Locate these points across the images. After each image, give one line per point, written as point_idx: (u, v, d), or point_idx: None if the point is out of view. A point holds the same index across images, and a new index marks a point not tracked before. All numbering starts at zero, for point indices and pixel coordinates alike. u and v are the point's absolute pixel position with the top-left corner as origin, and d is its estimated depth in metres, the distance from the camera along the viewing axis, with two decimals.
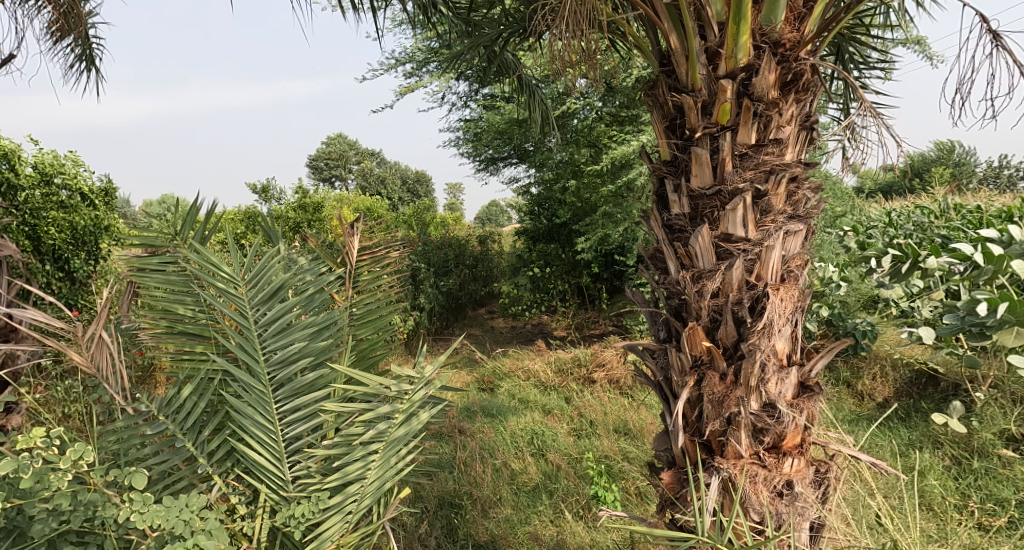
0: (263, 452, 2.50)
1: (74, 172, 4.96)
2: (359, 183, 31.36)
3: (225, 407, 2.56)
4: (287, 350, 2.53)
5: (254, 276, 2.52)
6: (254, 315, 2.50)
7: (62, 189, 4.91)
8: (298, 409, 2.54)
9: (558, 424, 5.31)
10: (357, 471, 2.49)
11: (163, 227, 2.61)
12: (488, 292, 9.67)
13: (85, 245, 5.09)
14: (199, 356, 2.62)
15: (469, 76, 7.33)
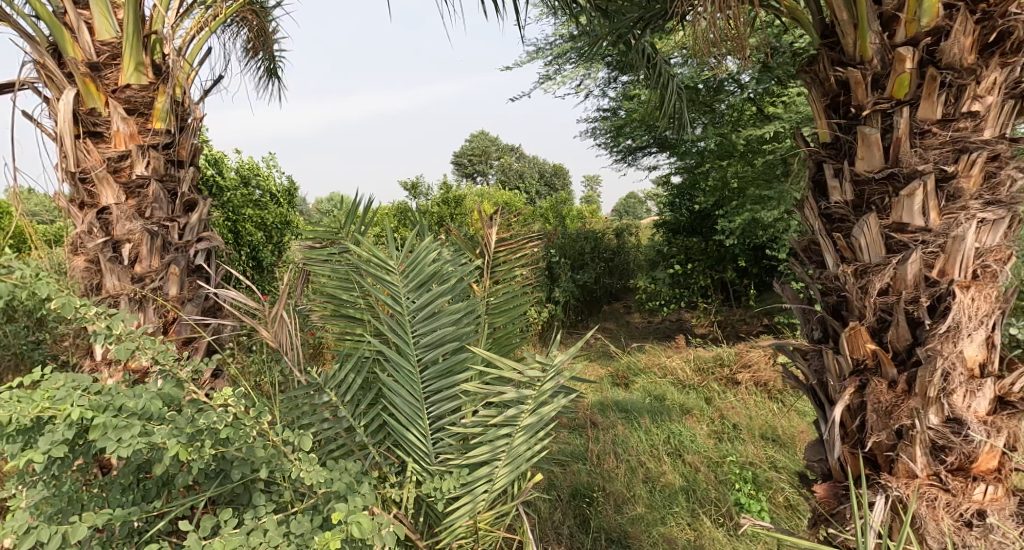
0: (410, 428, 2.60)
1: (264, 174, 5.48)
2: (499, 178, 32.05)
3: (378, 384, 2.71)
4: (436, 334, 2.56)
5: (411, 268, 2.53)
6: (407, 301, 2.54)
7: (256, 189, 5.44)
8: (441, 389, 2.61)
9: (697, 425, 5.05)
10: (487, 454, 2.49)
11: (330, 222, 2.76)
12: (624, 286, 9.45)
13: (272, 239, 5.58)
14: (357, 336, 2.82)
15: (610, 64, 7.16)
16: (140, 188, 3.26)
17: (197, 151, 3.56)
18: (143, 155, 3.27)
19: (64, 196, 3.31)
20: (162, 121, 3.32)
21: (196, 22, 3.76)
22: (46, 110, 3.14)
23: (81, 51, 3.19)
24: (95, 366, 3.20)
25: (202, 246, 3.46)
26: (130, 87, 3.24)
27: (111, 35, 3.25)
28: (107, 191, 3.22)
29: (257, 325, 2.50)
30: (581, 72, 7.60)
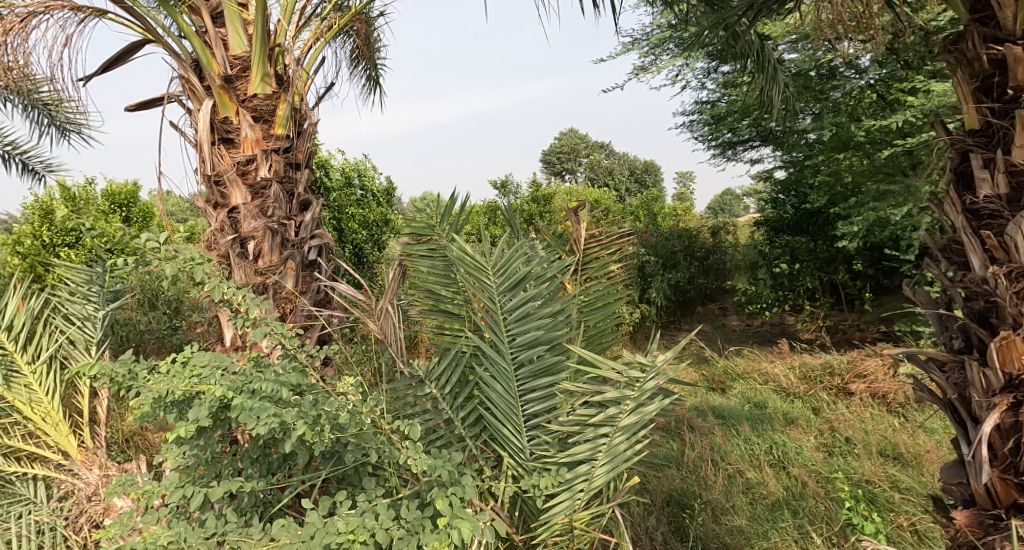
0: (506, 423, 2.53)
1: (366, 173, 5.64)
2: (588, 176, 31.70)
3: (479, 378, 2.64)
4: (529, 336, 2.47)
5: (503, 269, 2.47)
6: (501, 301, 2.47)
7: (359, 189, 5.61)
8: (536, 387, 2.52)
9: (804, 437, 4.72)
10: (585, 453, 2.39)
11: (430, 216, 2.70)
12: (722, 287, 9.05)
13: (373, 236, 5.71)
14: (456, 331, 2.77)
15: (711, 54, 6.85)
16: (264, 189, 3.53)
17: (313, 155, 3.83)
18: (267, 159, 3.56)
19: (201, 197, 3.64)
20: (282, 127, 3.59)
21: (313, 33, 3.87)
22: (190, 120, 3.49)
23: (218, 65, 3.49)
24: (224, 349, 3.57)
25: (315, 243, 3.74)
26: (257, 96, 3.52)
27: (243, 50, 3.53)
28: (236, 191, 3.51)
29: (363, 317, 2.61)
30: (678, 64, 7.31)
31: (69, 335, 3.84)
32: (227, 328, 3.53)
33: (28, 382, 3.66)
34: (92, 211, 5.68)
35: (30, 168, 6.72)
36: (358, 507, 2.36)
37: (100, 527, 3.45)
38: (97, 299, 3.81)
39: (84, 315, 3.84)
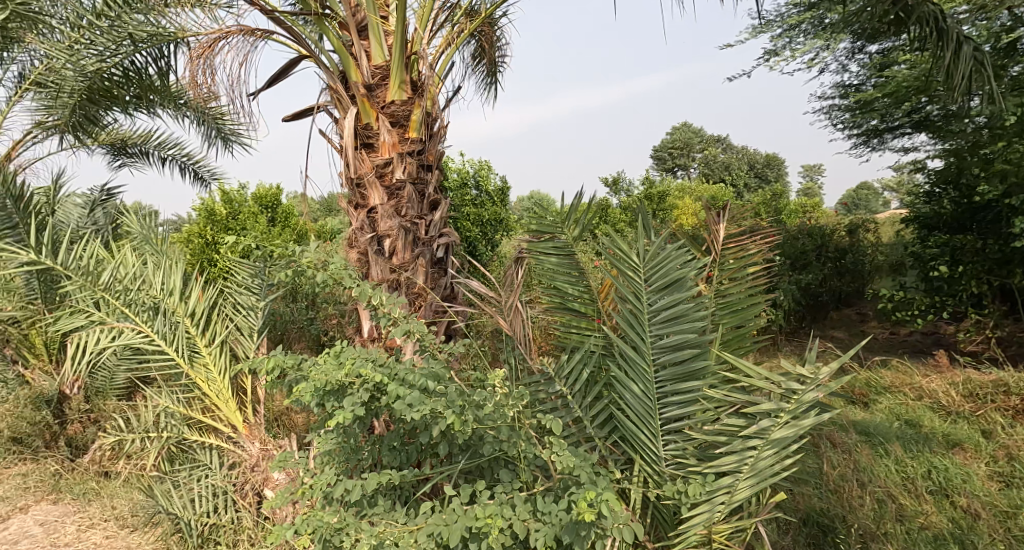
0: (640, 426, 2.43)
1: (483, 174, 5.73)
2: (702, 172, 30.54)
3: (607, 377, 2.60)
4: (676, 338, 2.35)
5: (656, 266, 2.36)
6: (648, 299, 2.36)
7: (473, 188, 5.74)
8: (678, 391, 2.38)
9: (965, 461, 4.21)
10: (731, 464, 2.22)
11: (556, 215, 2.63)
12: (859, 291, 8.33)
13: (488, 235, 5.76)
14: (585, 330, 2.70)
15: (856, 34, 6.32)
16: (399, 190, 3.64)
17: (443, 156, 3.87)
18: (402, 161, 3.66)
19: (344, 197, 3.81)
20: (416, 130, 3.68)
21: (445, 38, 3.92)
22: (336, 127, 3.67)
23: (361, 75, 3.61)
24: (363, 342, 3.83)
25: (443, 242, 3.77)
26: (395, 103, 3.63)
27: (383, 59, 3.63)
28: (374, 193, 3.64)
29: (495, 315, 2.54)
30: (819, 45, 6.80)
31: (231, 324, 4.46)
32: (365, 320, 3.82)
33: (207, 362, 4.17)
34: (245, 218, 6.27)
35: (199, 175, 7.33)
36: (499, 498, 2.39)
37: (262, 496, 4.00)
38: (260, 292, 4.39)
39: (250, 306, 4.43)
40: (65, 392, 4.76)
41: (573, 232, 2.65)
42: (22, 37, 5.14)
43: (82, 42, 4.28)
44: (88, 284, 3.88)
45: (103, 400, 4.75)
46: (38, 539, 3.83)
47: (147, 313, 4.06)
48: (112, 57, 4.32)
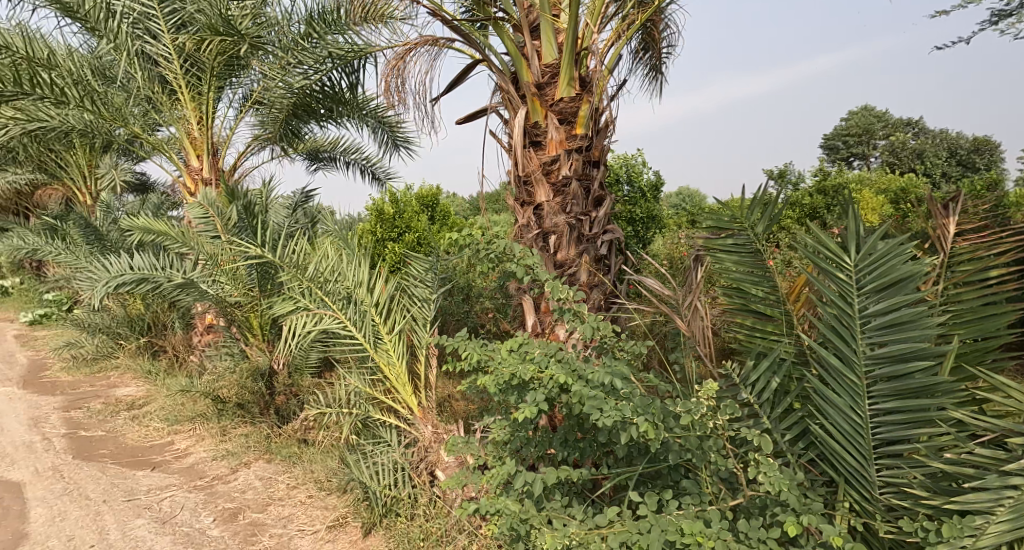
0: (845, 445, 2.42)
1: (634, 169, 5.64)
2: (888, 160, 27.60)
3: (799, 387, 2.61)
4: (893, 347, 2.26)
5: (875, 264, 2.25)
6: (861, 303, 2.29)
7: (624, 185, 5.67)
8: (898, 410, 2.30)
9: None
10: (983, 503, 2.11)
11: (736, 215, 2.60)
12: None
13: (639, 235, 5.61)
14: (770, 334, 2.70)
15: None
16: (564, 187, 3.68)
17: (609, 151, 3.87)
18: (569, 158, 3.68)
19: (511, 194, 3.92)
20: (583, 127, 3.70)
21: (614, 31, 3.92)
22: (507, 126, 3.78)
23: (532, 74, 3.68)
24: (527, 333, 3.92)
25: (607, 239, 3.77)
26: (563, 100, 3.65)
27: (553, 58, 3.67)
28: (541, 190, 3.70)
29: (672, 315, 2.69)
30: None
31: (409, 314, 4.77)
32: (530, 314, 3.90)
33: (388, 348, 4.55)
34: (406, 208, 6.64)
35: (375, 175, 7.92)
36: (682, 512, 2.44)
37: (435, 475, 4.29)
38: (433, 285, 4.70)
39: (424, 297, 4.72)
40: (273, 367, 5.45)
41: (755, 229, 2.60)
42: (248, 59, 6.05)
43: (293, 63, 5.63)
44: (295, 275, 4.54)
45: (300, 376, 5.43)
46: (259, 490, 4.68)
47: (341, 302, 4.58)
48: (314, 75, 5.61)
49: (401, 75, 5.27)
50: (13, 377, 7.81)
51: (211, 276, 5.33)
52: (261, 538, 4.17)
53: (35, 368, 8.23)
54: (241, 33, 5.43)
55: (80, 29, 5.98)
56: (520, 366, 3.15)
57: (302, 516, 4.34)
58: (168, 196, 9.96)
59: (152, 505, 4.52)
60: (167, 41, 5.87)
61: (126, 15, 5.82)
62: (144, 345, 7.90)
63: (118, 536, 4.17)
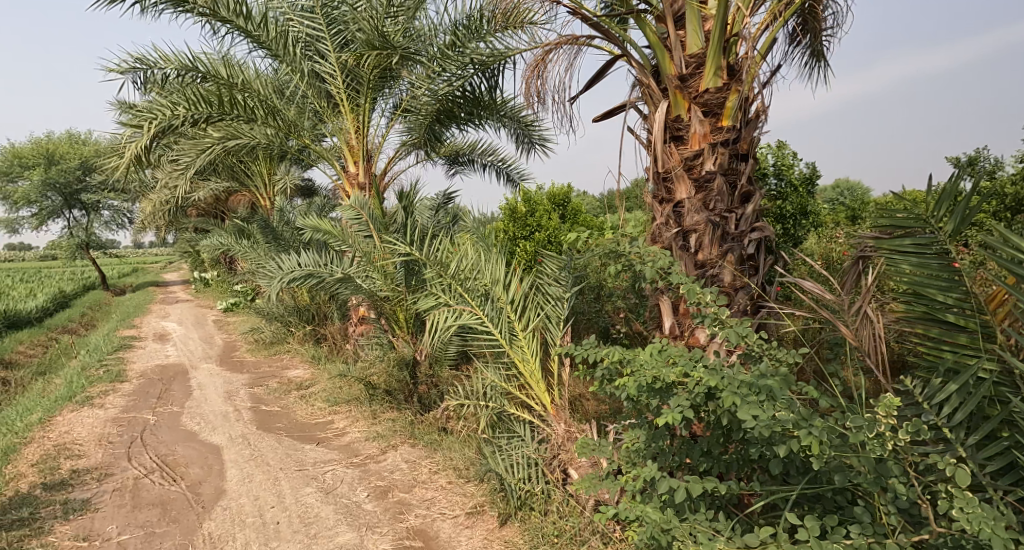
0: None
1: (785, 161, 5.26)
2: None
3: (1005, 413, 2.29)
4: None
5: None
6: None
7: (773, 178, 5.32)
8: None
9: None
10: None
11: (920, 208, 2.39)
12: None
13: (791, 232, 5.26)
14: (964, 347, 2.41)
15: None
16: (707, 183, 3.51)
17: (759, 143, 3.59)
18: (713, 152, 3.50)
19: (649, 192, 3.81)
20: (730, 119, 3.49)
21: (768, 13, 3.66)
22: (648, 121, 3.68)
23: (675, 66, 3.56)
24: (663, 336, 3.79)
25: (755, 236, 3.54)
26: (708, 91, 3.49)
27: (699, 47, 3.52)
28: (681, 186, 3.57)
29: (837, 321, 2.51)
30: None
31: (541, 312, 4.78)
32: (666, 316, 3.76)
33: (522, 345, 4.59)
34: (541, 205, 6.67)
35: (510, 176, 8.03)
36: (850, 543, 2.26)
37: (567, 473, 4.28)
38: (567, 282, 4.68)
39: (557, 296, 4.70)
40: (417, 356, 5.77)
41: (949, 228, 2.35)
42: (399, 72, 6.41)
43: (438, 71, 5.91)
44: (438, 272, 4.77)
45: (439, 368, 5.65)
46: (405, 472, 4.92)
47: (479, 298, 4.71)
48: (458, 81, 5.86)
49: (541, 76, 5.31)
50: (210, 356, 8.90)
51: (364, 272, 5.61)
52: (407, 517, 4.39)
53: (229, 348, 9.36)
54: (395, 44, 5.77)
55: (264, 55, 6.55)
56: (664, 369, 3.08)
57: (442, 502, 4.53)
58: (332, 198, 10.78)
59: (318, 475, 4.92)
60: (334, 61, 6.39)
61: (301, 40, 6.41)
62: (310, 332, 8.63)
63: (292, 500, 4.59)
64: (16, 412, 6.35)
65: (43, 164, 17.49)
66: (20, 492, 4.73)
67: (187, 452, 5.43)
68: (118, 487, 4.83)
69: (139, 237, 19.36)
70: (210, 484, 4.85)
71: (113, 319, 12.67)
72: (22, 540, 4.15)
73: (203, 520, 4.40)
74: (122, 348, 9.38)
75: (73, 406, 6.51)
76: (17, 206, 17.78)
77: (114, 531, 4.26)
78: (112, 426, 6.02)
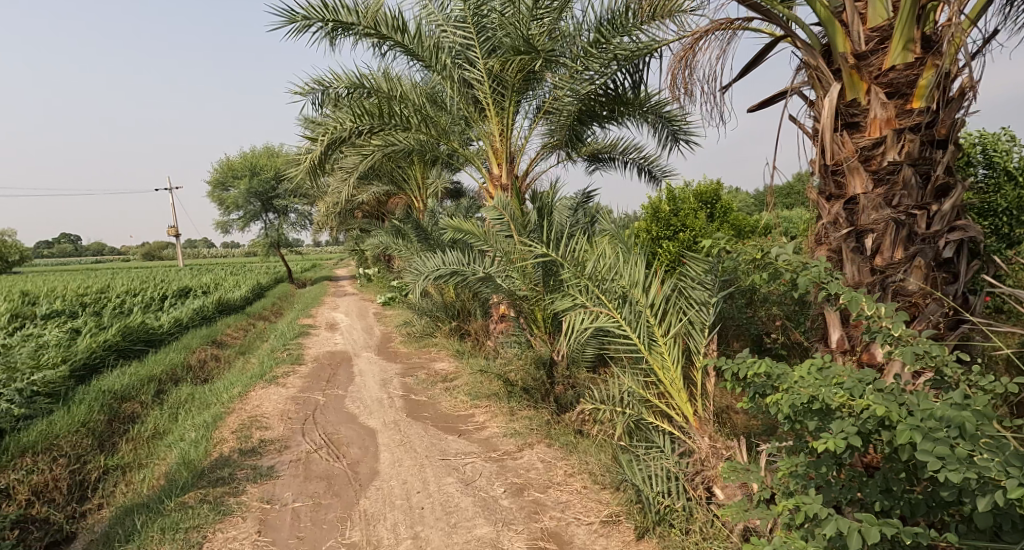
0: None
1: (1000, 147, 4.50)
2: None
3: None
4: None
5: None
6: None
7: (982, 167, 4.58)
8: None
9: None
10: None
11: None
12: None
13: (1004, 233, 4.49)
14: None
15: None
16: (890, 174, 3.04)
17: (962, 127, 3.03)
18: (898, 141, 3.04)
19: (815, 187, 3.40)
20: (922, 100, 3.00)
21: None
22: (816, 107, 3.28)
23: (851, 43, 3.13)
24: (829, 350, 3.35)
25: (954, 237, 2.98)
26: (894, 69, 3.03)
27: (883, 19, 3.08)
28: (855, 180, 3.13)
29: None
30: None
31: (683, 318, 4.47)
32: (833, 329, 3.31)
33: (662, 351, 4.33)
34: (692, 203, 6.29)
35: (652, 173, 7.69)
36: None
37: (712, 492, 3.94)
38: (713, 286, 4.30)
39: (701, 301, 4.35)
40: (554, 357, 5.65)
41: None
42: (542, 74, 6.32)
43: (581, 70, 5.77)
44: (574, 272, 4.60)
45: (576, 370, 5.47)
46: (541, 471, 4.81)
47: (617, 300, 4.49)
48: (601, 80, 5.69)
49: (687, 67, 4.98)
50: (371, 345, 9.40)
51: (505, 272, 5.62)
52: (542, 517, 4.27)
53: (386, 339, 9.82)
54: (539, 50, 5.72)
55: (420, 68, 6.87)
56: (827, 388, 2.73)
57: (575, 506, 4.37)
58: (480, 198, 10.98)
59: (459, 467, 4.94)
60: (482, 68, 6.35)
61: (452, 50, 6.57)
62: (456, 328, 8.82)
63: (435, 488, 4.64)
64: (222, 385, 7.08)
65: (248, 174, 19.52)
66: (223, 454, 5.21)
67: (349, 432, 5.70)
68: (294, 458, 5.17)
69: (318, 237, 21.03)
70: (367, 465, 5.04)
71: (295, 310, 13.87)
72: (222, 496, 4.57)
73: (360, 497, 4.58)
74: (302, 335, 10.18)
75: (263, 383, 7.13)
76: (226, 209, 19.97)
77: (289, 498, 4.56)
78: (293, 403, 6.49)
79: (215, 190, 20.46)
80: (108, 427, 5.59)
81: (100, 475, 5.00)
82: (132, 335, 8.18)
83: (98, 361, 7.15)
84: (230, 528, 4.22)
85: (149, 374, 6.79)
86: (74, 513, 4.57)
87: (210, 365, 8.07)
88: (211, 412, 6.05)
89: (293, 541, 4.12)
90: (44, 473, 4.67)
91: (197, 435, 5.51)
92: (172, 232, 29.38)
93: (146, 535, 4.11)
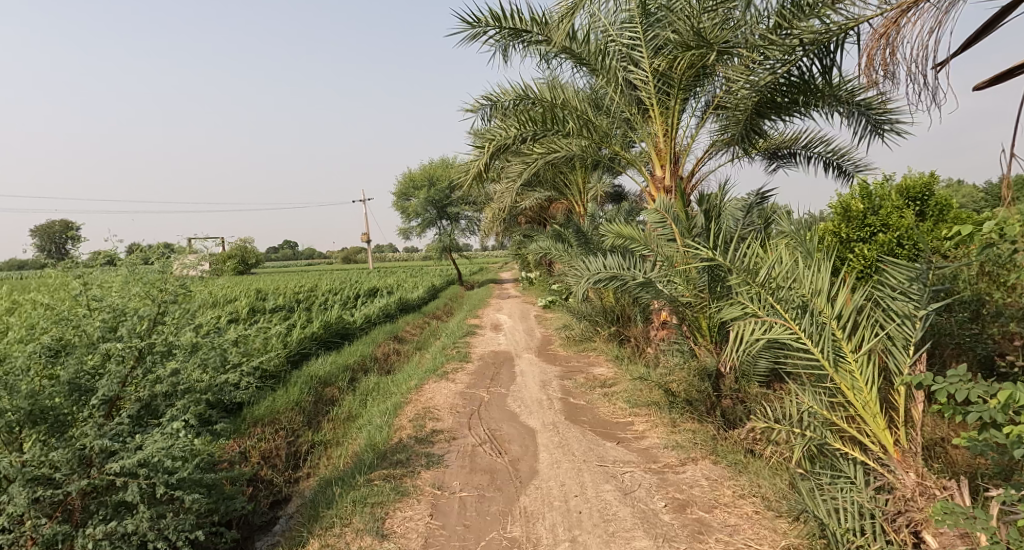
0: None
1: None
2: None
3: None
4: None
5: None
6: None
7: None
8: None
9: None
10: None
11: None
12: None
13: None
14: None
15: None
16: None
17: None
18: None
19: None
20: None
21: None
22: None
23: None
24: None
25: None
26: None
27: None
28: None
29: None
30: None
31: (880, 332, 3.79)
32: None
33: (852, 370, 3.73)
34: (892, 200, 5.47)
35: (843, 168, 6.86)
36: None
37: (923, 536, 3.32)
38: (920, 298, 3.57)
39: (905, 315, 3.64)
40: (720, 369, 5.15)
41: None
42: (716, 67, 5.84)
43: (759, 60, 5.17)
44: (745, 279, 4.11)
45: (747, 383, 4.94)
46: (706, 489, 4.37)
47: (796, 311, 3.95)
48: (783, 68, 5.08)
49: (890, 45, 4.28)
50: (532, 346, 9.37)
51: (666, 277, 5.22)
52: (707, 539, 3.86)
53: (545, 342, 9.71)
54: (711, 43, 5.34)
55: (586, 72, 6.69)
56: None
57: (745, 530, 3.90)
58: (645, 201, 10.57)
59: (618, 474, 4.65)
60: (647, 67, 6.02)
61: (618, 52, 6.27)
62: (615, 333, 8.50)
63: (593, 494, 4.39)
64: (399, 376, 7.39)
65: (427, 184, 20.74)
66: (402, 440, 5.36)
67: (511, 430, 5.63)
68: (461, 450, 5.19)
69: (486, 243, 21.70)
70: (527, 463, 4.92)
71: (464, 310, 14.33)
72: (400, 478, 4.69)
73: (520, 494, 4.45)
74: (470, 335, 10.43)
75: (436, 378, 7.33)
76: (407, 217, 21.31)
77: (457, 487, 4.56)
78: (460, 398, 6.58)
79: (399, 199, 21.95)
80: (314, 407, 6.10)
81: (308, 448, 5.36)
82: (333, 327, 8.86)
83: (306, 349, 7.80)
84: (408, 509, 4.29)
85: (345, 363, 7.28)
86: (291, 478, 4.93)
87: (393, 358, 8.50)
88: (392, 401, 6.28)
89: (460, 528, 4.10)
90: (270, 442, 5.19)
91: (382, 420, 5.74)
92: (365, 239, 31.98)
93: (340, 504, 4.30)
